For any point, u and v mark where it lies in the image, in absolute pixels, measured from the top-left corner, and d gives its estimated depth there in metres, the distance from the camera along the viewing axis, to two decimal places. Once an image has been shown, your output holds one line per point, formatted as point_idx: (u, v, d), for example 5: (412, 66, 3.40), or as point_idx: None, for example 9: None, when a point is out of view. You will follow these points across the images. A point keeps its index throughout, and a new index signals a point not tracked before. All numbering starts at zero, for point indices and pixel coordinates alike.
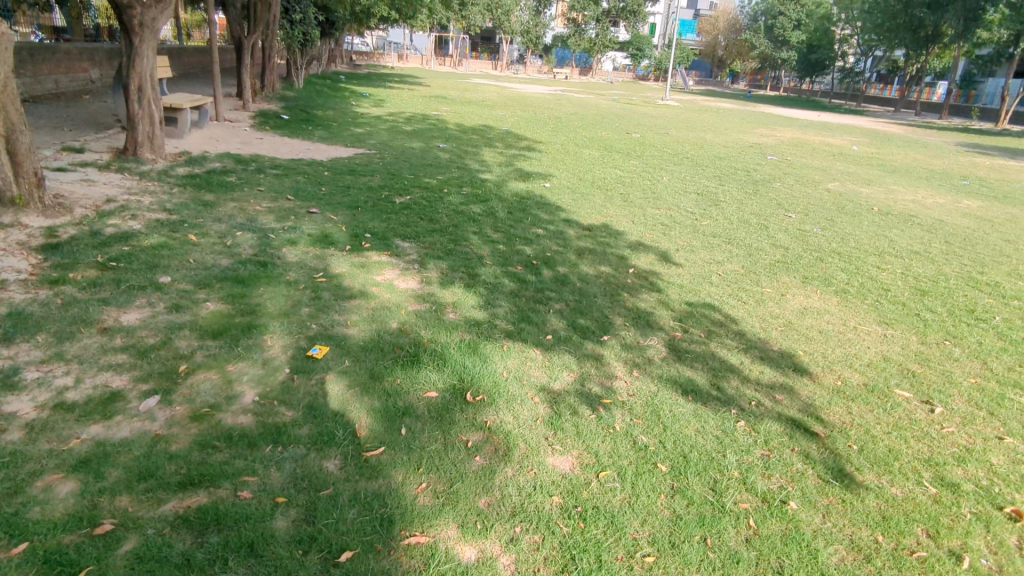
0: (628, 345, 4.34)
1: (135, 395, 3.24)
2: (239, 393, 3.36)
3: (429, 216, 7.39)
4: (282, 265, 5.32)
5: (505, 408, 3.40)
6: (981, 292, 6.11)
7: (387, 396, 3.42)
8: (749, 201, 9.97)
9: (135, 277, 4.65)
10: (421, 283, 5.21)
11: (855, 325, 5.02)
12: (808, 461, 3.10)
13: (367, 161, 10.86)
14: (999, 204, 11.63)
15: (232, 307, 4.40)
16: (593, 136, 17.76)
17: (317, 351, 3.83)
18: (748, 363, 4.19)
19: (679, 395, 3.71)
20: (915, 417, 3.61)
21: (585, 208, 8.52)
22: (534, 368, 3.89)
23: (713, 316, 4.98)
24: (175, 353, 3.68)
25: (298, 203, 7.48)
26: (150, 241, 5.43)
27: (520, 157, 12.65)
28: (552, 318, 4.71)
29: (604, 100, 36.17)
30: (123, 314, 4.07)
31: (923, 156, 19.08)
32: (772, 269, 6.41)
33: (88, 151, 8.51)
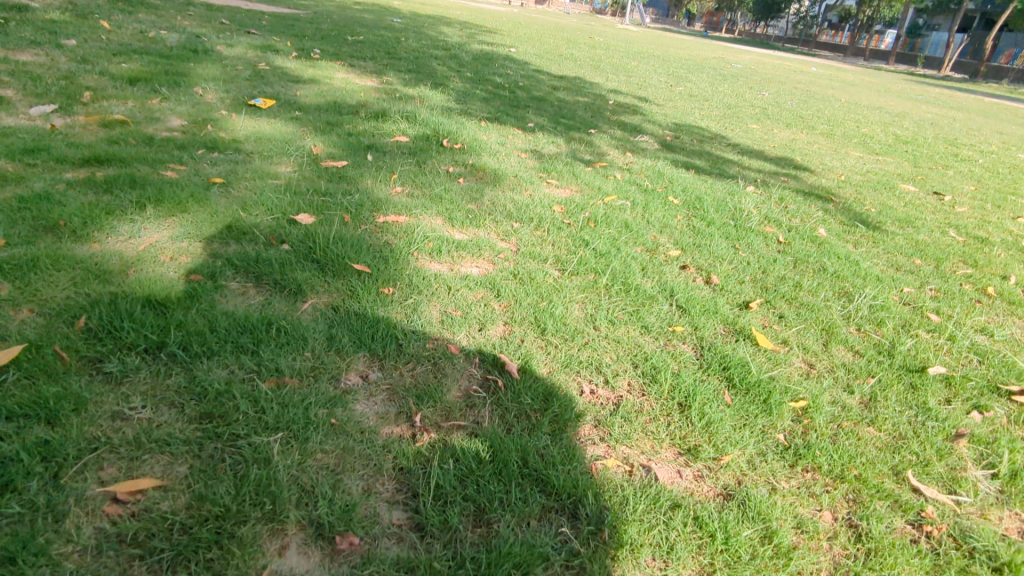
0: (619, 138, 3.90)
1: (24, 104, 2.56)
2: (163, 118, 2.73)
3: (386, 50, 6.64)
4: (216, 54, 4.56)
5: (489, 157, 2.92)
6: (959, 148, 5.98)
7: (349, 136, 2.87)
8: (721, 83, 9.61)
9: (31, 34, 3.83)
10: (382, 82, 4.57)
11: (847, 152, 4.75)
12: (828, 213, 2.79)
13: (313, 17, 9.82)
14: (956, 111, 11.72)
15: (155, 70, 3.67)
16: (556, 34, 16.92)
17: (261, 102, 3.21)
18: (747, 160, 3.84)
19: (681, 169, 3.32)
20: (926, 201, 3.36)
21: (556, 67, 7.93)
22: (517, 140, 3.41)
23: (704, 132, 4.59)
24: (80, 85, 2.98)
25: (235, 26, 6.56)
26: (52, 17, 4.54)
27: (481, 34, 11.79)
28: (532, 117, 4.21)
29: (563, 19, 34.86)
30: (12, 54, 3.30)
31: (878, 81, 19.24)
32: (755, 117, 6.07)
33: None
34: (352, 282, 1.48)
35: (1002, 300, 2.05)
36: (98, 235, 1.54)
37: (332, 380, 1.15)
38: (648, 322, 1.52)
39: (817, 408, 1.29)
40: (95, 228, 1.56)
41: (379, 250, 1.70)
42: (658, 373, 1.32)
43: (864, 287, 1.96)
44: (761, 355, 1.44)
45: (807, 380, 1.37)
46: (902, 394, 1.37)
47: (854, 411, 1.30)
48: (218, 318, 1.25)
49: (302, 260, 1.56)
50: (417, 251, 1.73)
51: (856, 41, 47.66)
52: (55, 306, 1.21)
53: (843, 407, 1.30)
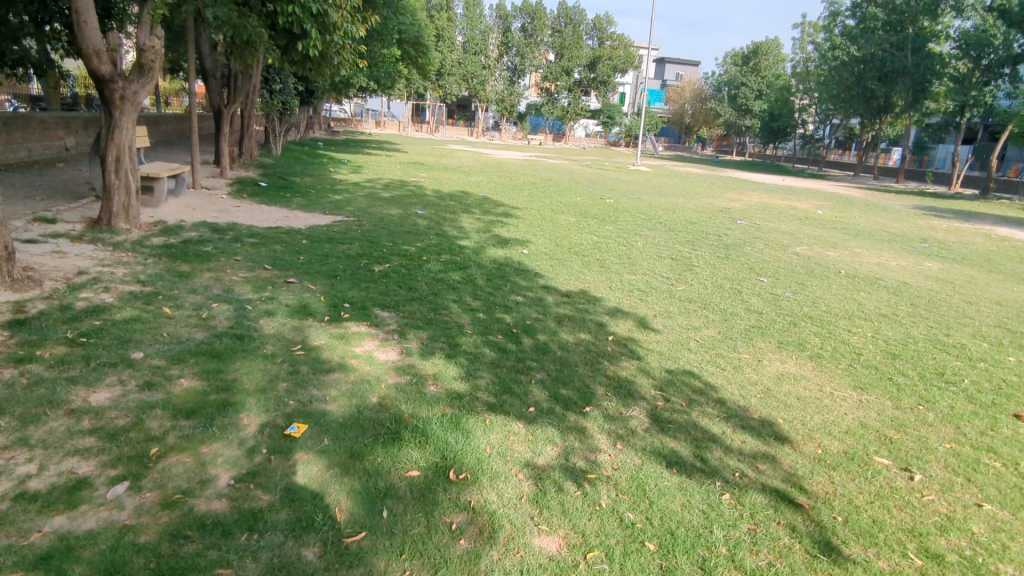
0: (611, 415, 4.33)
1: (102, 482, 3.11)
2: (213, 476, 3.25)
3: (408, 284, 7.43)
4: (259, 338, 5.26)
5: (489, 486, 3.34)
6: (948, 354, 6.29)
7: (368, 476, 3.35)
8: (722, 265, 10.25)
9: (107, 353, 4.55)
10: (401, 354, 5.18)
11: (831, 390, 5.10)
12: (795, 535, 3.09)
13: (345, 228, 10.95)
14: (958, 265, 12.10)
15: (207, 384, 4.30)
16: (568, 201, 18.21)
17: (295, 430, 3.75)
18: (729, 432, 4.22)
19: (664, 467, 3.70)
20: (895, 485, 3.64)
21: (563, 274, 8.66)
22: (517, 442, 3.85)
23: (693, 384, 5.00)
24: (147, 434, 3.57)
25: (275, 272, 7.46)
26: (123, 314, 5.34)
27: (497, 222, 12.88)
28: (534, 389, 4.71)
29: (577, 165, 37.26)
30: (92, 393, 3.96)
31: (884, 219, 19.90)
32: (747, 334, 6.53)
33: (60, 221, 8.43)
34: None
35: None
36: None
37: None
38: None
39: None
40: None
41: None
42: None
43: None
44: None
45: None
46: None
47: None
48: None
49: None
50: None
51: (863, 161, 49.45)
52: None
53: None
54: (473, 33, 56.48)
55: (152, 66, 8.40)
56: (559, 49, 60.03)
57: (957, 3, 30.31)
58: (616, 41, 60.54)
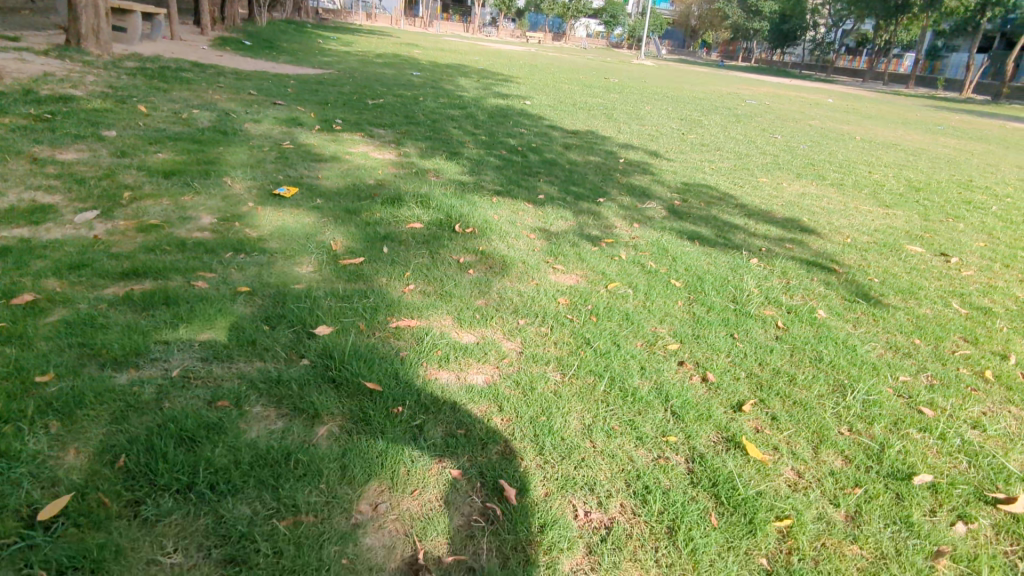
0: (626, 206, 4.04)
1: (69, 210, 2.79)
2: (194, 216, 2.94)
3: (404, 113, 6.94)
4: (244, 134, 4.84)
5: (499, 239, 3.06)
6: (973, 191, 6.00)
7: (366, 225, 3.06)
8: (733, 126, 9.77)
9: (75, 128, 4.13)
10: (400, 155, 4.79)
11: (856, 205, 4.82)
12: (830, 287, 2.87)
13: (336, 77, 10.26)
14: (974, 142, 11.67)
15: (187, 158, 3.92)
16: (570, 78, 17.31)
17: (285, 191, 3.42)
18: (753, 224, 3.94)
19: (685, 241, 3.43)
20: (931, 264, 3.41)
21: (568, 120, 8.17)
22: (527, 216, 3.56)
23: (711, 192, 4.70)
24: (119, 183, 3.23)
25: (261, 97, 6.92)
26: (94, 105, 4.88)
27: (497, 85, 12.18)
28: (543, 185, 4.38)
29: (578, 58, 35.58)
30: (58, 152, 3.57)
31: (896, 110, 19.21)
32: (765, 167, 6.18)
33: (24, 41, 7.73)
34: (363, 404, 1.64)
35: (999, 386, 2.12)
36: (136, 363, 1.71)
37: (344, 513, 1.30)
38: (643, 434, 1.65)
39: (801, 525, 1.40)
40: (132, 355, 1.73)
41: (391, 361, 1.86)
42: (650, 492, 1.45)
43: (858, 380, 2.05)
44: (750, 467, 1.57)
45: (794, 494, 1.50)
46: (885, 506, 1.48)
47: (837, 528, 1.41)
48: (243, 454, 1.40)
49: (319, 381, 1.71)
50: (426, 362, 1.88)
51: (874, 66, 47.60)
52: (96, 448, 1.38)
53: (827, 524, 1.42)
54: None
55: None
56: None
57: None
58: None
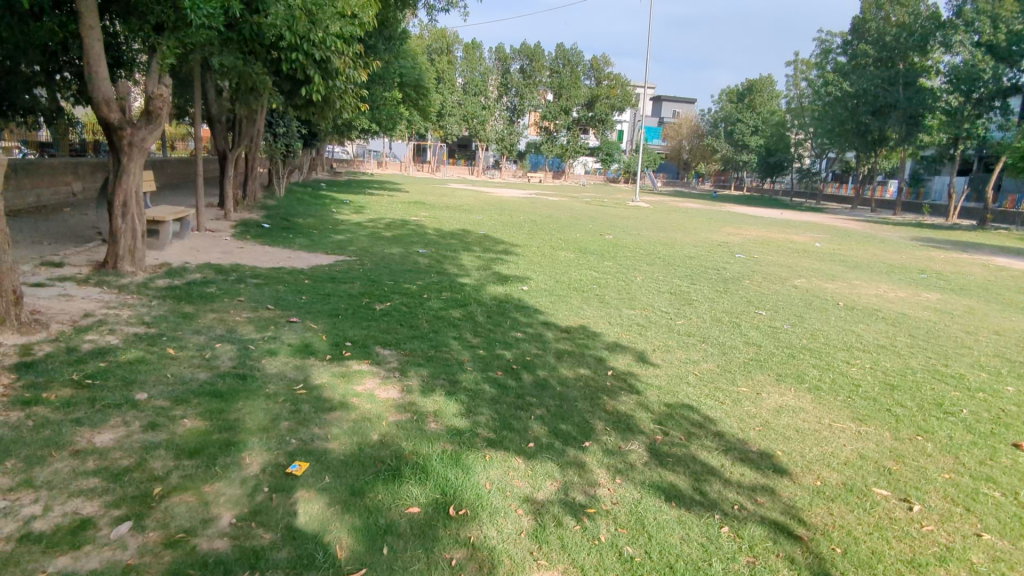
0: (610, 450, 4.37)
1: (106, 522, 3.14)
2: (216, 516, 3.29)
3: (409, 322, 7.52)
4: (261, 377, 5.32)
5: (489, 522, 3.36)
6: (946, 384, 6.33)
7: (368, 513, 3.38)
8: (720, 299, 10.34)
9: (112, 394, 4.62)
10: (402, 392, 5.22)
11: (830, 422, 5.13)
12: (794, 568, 3.09)
13: (348, 267, 11.10)
14: (957, 296, 12.16)
15: (210, 424, 4.35)
16: (568, 237, 18.41)
17: (297, 468, 3.79)
18: (729, 465, 4.24)
19: (663, 502, 3.71)
20: (894, 517, 3.65)
21: (563, 310, 8.75)
22: (516, 478, 3.88)
23: (692, 418, 5.03)
24: (150, 474, 3.61)
25: (278, 312, 7.56)
26: (128, 356, 5.43)
27: (497, 260, 13.05)
28: (533, 424, 4.75)
29: (577, 202, 37.74)
30: (97, 434, 4.01)
31: (882, 251, 20.05)
32: (746, 367, 6.58)
33: (67, 265, 8.58)
34: None
35: None
36: None
37: None
38: None
39: None
40: None
41: None
42: None
43: None
44: None
45: None
46: None
47: None
48: None
49: None
50: None
51: (860, 194, 49.95)
52: None
53: None
54: (473, 76, 57.87)
55: (160, 114, 8.56)
56: (557, 90, 61.32)
57: (945, 39, 31.16)
58: (613, 81, 61.90)
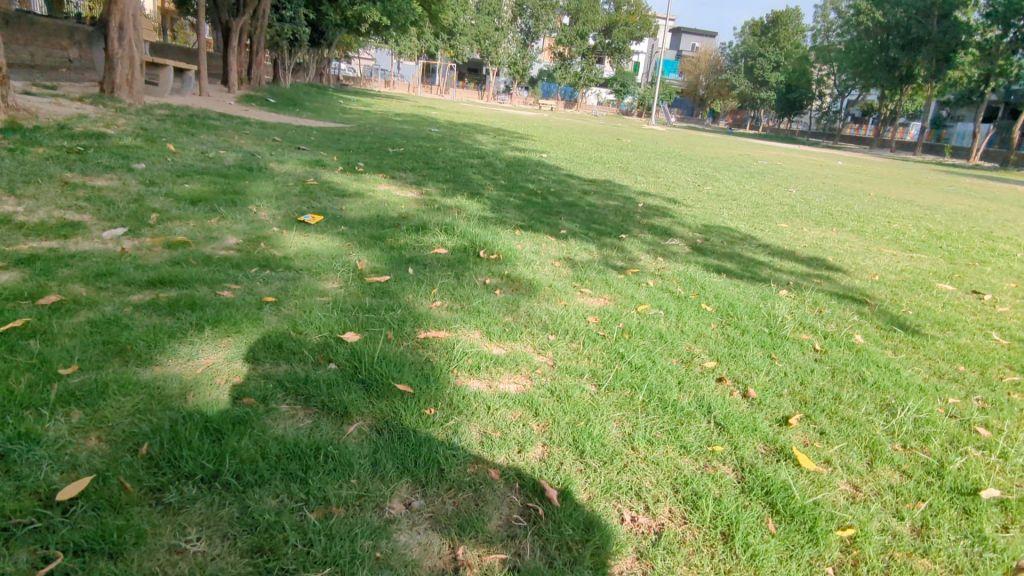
0: (649, 242, 4.02)
1: (97, 227, 2.79)
2: (221, 237, 2.94)
3: (425, 161, 7.07)
4: (269, 172, 4.91)
5: (524, 266, 3.02)
6: (996, 241, 5.95)
7: (391, 249, 3.03)
8: (747, 181, 9.86)
9: (106, 160, 4.22)
10: (422, 193, 4.84)
11: (880, 249, 4.78)
12: (864, 316, 2.78)
13: (357, 130, 10.56)
14: (989, 201, 11.69)
15: (214, 189, 3.97)
16: (584, 138, 17.72)
17: (310, 219, 3.43)
18: (778, 261, 3.90)
19: (711, 273, 3.38)
20: (965, 300, 3.33)
21: (585, 171, 8.29)
22: (551, 247, 3.53)
23: (733, 233, 4.67)
24: (148, 207, 3.25)
25: (286, 143, 7.09)
26: (125, 142, 5.00)
27: (513, 141, 12.48)
28: (565, 223, 4.38)
29: (590, 122, 36.54)
30: (89, 178, 3.63)
31: (906, 173, 19.37)
32: (783, 215, 6.19)
33: (61, 90, 8.05)
34: (395, 404, 1.58)
35: None
36: (161, 360, 1.66)
37: (377, 509, 1.25)
38: (688, 444, 1.59)
39: (866, 536, 1.35)
40: (158, 351, 1.68)
41: (420, 368, 1.80)
42: (700, 499, 1.40)
43: (907, 398, 1.95)
44: (805, 479, 1.51)
45: (854, 505, 1.44)
46: (955, 520, 1.42)
47: (905, 540, 1.35)
48: (270, 445, 1.36)
49: (347, 382, 1.66)
50: (457, 370, 1.82)
51: (881, 134, 48.49)
52: (118, 435, 1.33)
53: (893, 535, 1.36)
54: None
55: None
56: (575, 8, 58.56)
57: None
58: (633, 4, 59.12)
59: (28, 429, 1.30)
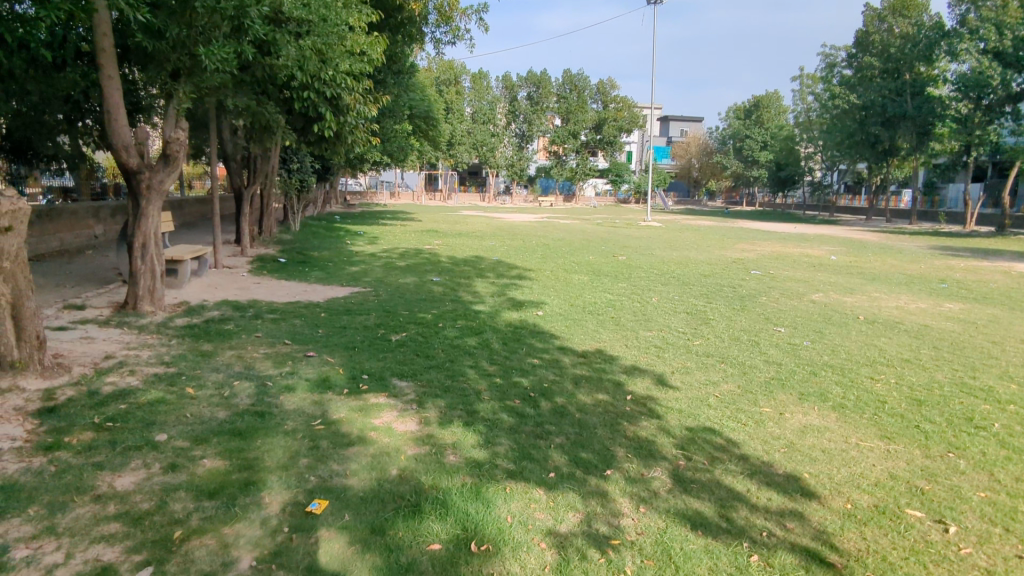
0: (632, 478, 4.29)
1: (127, 568, 3.13)
2: (235, 558, 3.26)
3: (425, 352, 7.51)
4: (279, 414, 5.32)
5: (511, 558, 3.30)
6: (977, 398, 6.16)
7: (389, 551, 3.33)
8: (738, 317, 10.23)
9: (132, 436, 4.64)
10: (420, 424, 5.20)
11: (857, 441, 5.02)
12: None
13: (363, 299, 11.17)
14: (980, 305, 11.94)
15: (230, 463, 4.34)
16: (581, 260, 18.42)
17: (316, 507, 3.76)
18: (755, 490, 4.15)
19: (688, 530, 3.64)
20: (930, 540, 3.53)
21: (579, 335, 8.71)
22: (538, 510, 3.81)
23: (715, 441, 4.96)
24: (170, 517, 3.60)
25: (295, 347, 7.59)
26: (148, 397, 5.47)
27: (511, 286, 13.07)
28: (553, 453, 4.68)
29: (588, 224, 37.78)
30: (117, 477, 4.02)
31: (900, 262, 19.77)
32: (767, 386, 6.47)
33: (89, 307, 8.74)
34: None
35: None
36: None
37: None
38: None
39: None
40: None
41: None
42: None
43: None
44: None
45: None
46: None
47: None
48: None
49: None
50: None
51: (874, 205, 49.50)
52: None
53: None
54: (482, 104, 58.69)
55: (177, 156, 8.71)
56: (565, 114, 61.91)
57: (949, 49, 30.62)
58: (619, 103, 62.28)
59: None
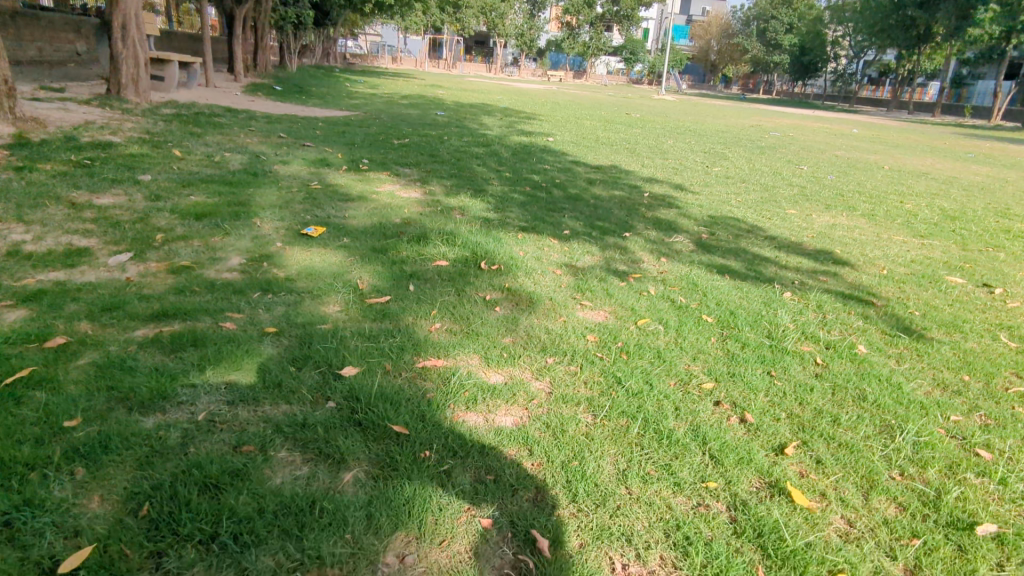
0: (653, 240, 4.00)
1: (104, 252, 2.84)
2: (224, 256, 2.98)
3: (429, 153, 7.05)
4: (273, 176, 4.93)
5: (525, 276, 3.04)
6: (1012, 220, 5.83)
7: (392, 262, 3.06)
8: (758, 158, 9.70)
9: (112, 173, 4.26)
10: (425, 193, 4.85)
11: (890, 236, 4.72)
12: (868, 320, 2.77)
13: (363, 118, 10.52)
14: (1007, 169, 11.44)
15: (220, 200, 4.00)
16: (592, 114, 17.52)
17: (313, 230, 3.46)
18: (784, 256, 3.88)
19: (715, 274, 3.38)
20: (973, 295, 3.30)
21: (592, 156, 8.21)
22: (553, 252, 3.54)
23: (740, 224, 4.64)
24: (153, 225, 3.29)
25: (290, 139, 7.09)
26: (131, 151, 5.04)
27: (520, 122, 12.37)
28: (569, 221, 4.36)
29: (599, 95, 36.01)
30: (96, 196, 3.68)
31: (923, 139, 18.97)
32: (793, 199, 6.10)
33: (68, 92, 8.10)
34: (390, 446, 1.62)
35: None
36: (164, 406, 1.71)
37: (370, 566, 1.28)
38: (679, 479, 1.60)
39: None
40: (160, 397, 1.74)
41: (418, 404, 1.83)
42: (691, 543, 1.40)
43: (906, 419, 1.96)
44: (797, 515, 1.51)
45: (847, 544, 1.43)
46: (947, 557, 1.41)
47: None
48: (267, 500, 1.40)
49: (345, 424, 1.69)
50: (454, 403, 1.85)
51: (899, 95, 47.28)
52: (120, 495, 1.38)
53: None
54: None
55: None
56: None
57: None
58: None
59: (31, 493, 1.35)
